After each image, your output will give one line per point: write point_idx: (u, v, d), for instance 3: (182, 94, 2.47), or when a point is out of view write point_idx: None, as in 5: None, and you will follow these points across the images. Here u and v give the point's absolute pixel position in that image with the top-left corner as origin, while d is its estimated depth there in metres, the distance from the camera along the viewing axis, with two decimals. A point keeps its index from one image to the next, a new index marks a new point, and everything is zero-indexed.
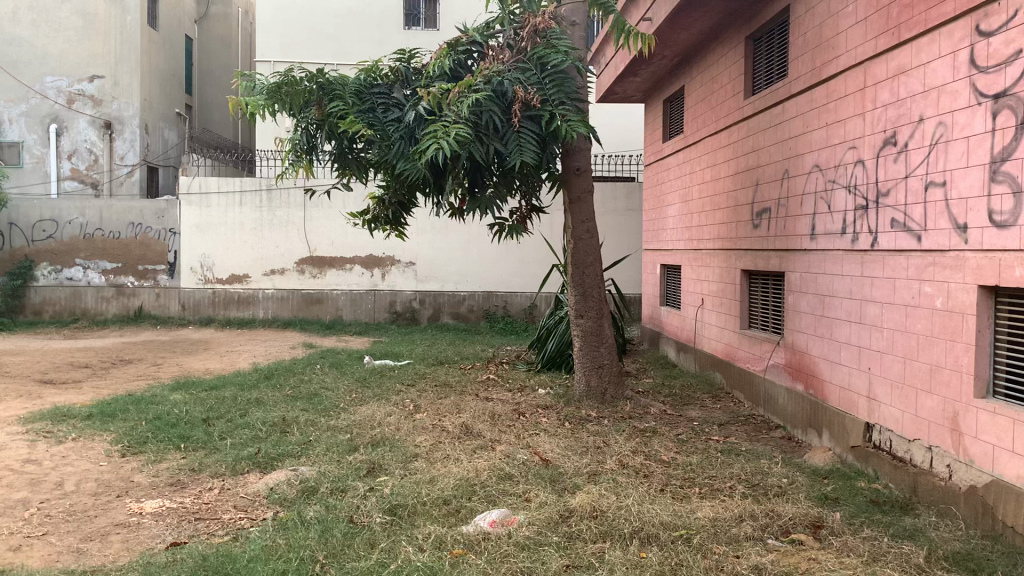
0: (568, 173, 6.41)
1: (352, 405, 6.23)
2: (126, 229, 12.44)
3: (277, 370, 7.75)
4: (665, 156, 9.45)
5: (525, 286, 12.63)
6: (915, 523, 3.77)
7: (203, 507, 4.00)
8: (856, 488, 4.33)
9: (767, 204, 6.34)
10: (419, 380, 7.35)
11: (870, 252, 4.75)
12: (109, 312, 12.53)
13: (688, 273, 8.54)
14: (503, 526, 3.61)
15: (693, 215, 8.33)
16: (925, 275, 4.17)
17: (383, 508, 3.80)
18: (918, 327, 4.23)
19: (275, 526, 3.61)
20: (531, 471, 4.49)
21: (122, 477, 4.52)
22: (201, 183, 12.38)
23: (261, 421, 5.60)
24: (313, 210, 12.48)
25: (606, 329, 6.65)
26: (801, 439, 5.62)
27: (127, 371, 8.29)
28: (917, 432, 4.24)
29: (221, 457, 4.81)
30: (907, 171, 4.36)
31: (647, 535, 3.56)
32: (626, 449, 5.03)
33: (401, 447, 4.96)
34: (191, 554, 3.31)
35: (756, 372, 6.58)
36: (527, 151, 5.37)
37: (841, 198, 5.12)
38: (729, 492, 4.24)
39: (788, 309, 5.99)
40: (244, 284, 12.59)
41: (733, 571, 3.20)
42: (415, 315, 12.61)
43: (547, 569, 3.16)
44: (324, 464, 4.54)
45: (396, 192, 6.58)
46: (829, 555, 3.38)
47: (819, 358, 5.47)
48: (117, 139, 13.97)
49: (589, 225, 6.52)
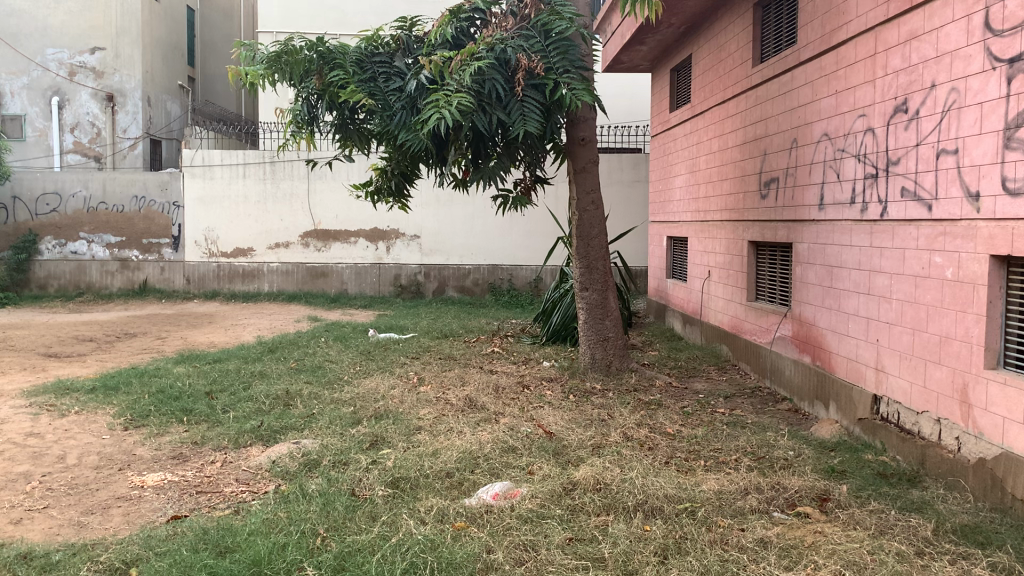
0: (572, 143, 6.33)
1: (356, 377, 6.21)
2: (129, 202, 12.37)
3: (281, 343, 7.73)
4: (671, 126, 9.34)
5: (530, 259, 12.58)
6: (923, 495, 3.72)
7: (204, 480, 3.99)
8: (863, 461, 4.29)
9: (775, 174, 6.25)
10: (423, 353, 7.32)
11: (880, 222, 4.67)
12: (114, 285, 12.54)
13: (694, 245, 8.46)
14: (506, 499, 3.58)
15: (700, 186, 8.24)
16: (936, 245, 4.10)
17: (386, 481, 3.78)
18: (928, 297, 4.16)
19: (276, 500, 3.59)
20: (534, 443, 4.45)
21: (125, 449, 4.51)
22: (204, 155, 12.30)
23: (264, 394, 5.58)
24: (316, 182, 12.41)
25: (611, 301, 6.59)
26: (808, 411, 5.57)
27: (131, 345, 8.27)
28: (926, 404, 4.19)
29: (224, 430, 4.79)
30: (918, 139, 4.27)
31: (652, 508, 3.53)
32: (631, 422, 4.99)
33: (404, 420, 4.93)
34: (192, 527, 3.29)
35: (763, 344, 6.52)
36: (531, 121, 5.29)
37: (850, 167, 5.03)
38: (734, 465, 4.20)
39: (796, 281, 5.92)
40: (249, 257, 12.56)
41: (738, 544, 3.17)
42: (420, 289, 12.57)
43: (549, 542, 3.12)
44: (327, 437, 4.51)
45: (398, 163, 6.50)
46: (835, 529, 3.33)
47: (826, 329, 5.40)
48: (119, 112, 13.85)
49: (594, 196, 6.44)
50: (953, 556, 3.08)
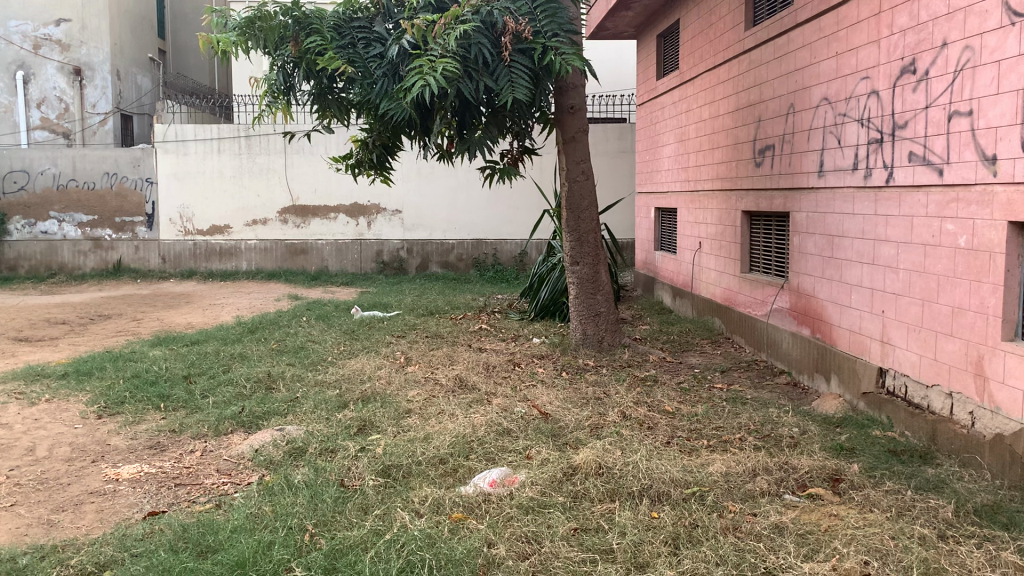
0: (561, 112, 6.10)
1: (340, 358, 5.99)
2: (101, 179, 11.98)
3: (262, 323, 7.48)
4: (659, 95, 9.11)
5: (515, 233, 12.35)
6: (938, 473, 3.57)
7: (184, 472, 3.77)
8: (872, 437, 4.13)
9: (770, 141, 6.05)
10: (409, 331, 7.10)
11: (885, 189, 4.49)
12: (87, 266, 12.21)
13: (684, 216, 8.27)
14: (505, 487, 3.39)
15: (689, 155, 8.03)
16: (947, 213, 3.92)
17: (376, 469, 3.58)
18: (939, 267, 3.99)
19: (260, 492, 3.38)
20: (530, 425, 4.26)
21: (99, 440, 4.27)
22: (176, 130, 11.95)
23: (245, 377, 5.35)
24: (294, 156, 12.08)
25: (602, 275, 6.40)
26: (807, 385, 5.43)
27: (106, 327, 7.99)
28: (936, 377, 4.03)
29: (203, 417, 4.56)
30: (927, 101, 4.07)
31: (658, 493, 3.35)
32: (628, 401, 4.81)
33: (393, 403, 4.72)
34: (170, 524, 3.07)
35: (758, 317, 6.36)
36: (520, 88, 5.04)
37: (853, 132, 4.83)
38: (739, 445, 4.03)
39: (793, 251, 5.75)
40: (226, 235, 12.27)
41: (752, 530, 2.99)
42: (403, 265, 12.33)
43: (554, 533, 2.94)
44: (312, 424, 4.29)
45: (380, 134, 6.23)
46: (851, 512, 3.18)
47: (827, 301, 5.24)
48: (88, 87, 13.41)
49: (583, 166, 6.21)
50: (978, 539, 2.92)
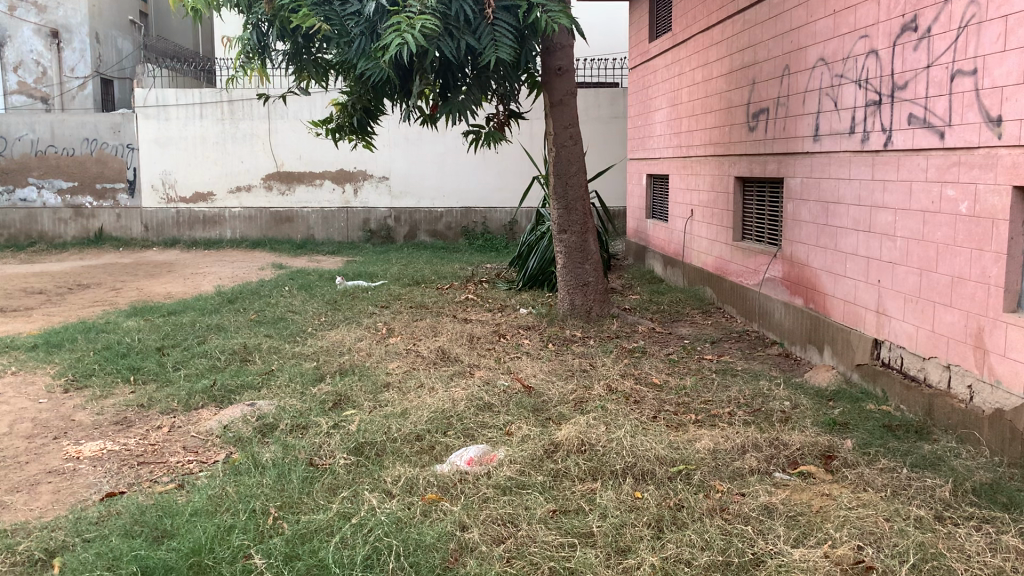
0: (548, 74, 5.89)
1: (320, 329, 5.82)
2: (80, 145, 11.72)
3: (242, 293, 7.30)
4: (651, 57, 8.86)
5: (504, 201, 12.12)
6: (934, 450, 3.43)
7: (149, 449, 3.60)
8: (866, 411, 3.99)
9: (765, 104, 5.84)
10: (393, 301, 6.92)
11: (882, 154, 4.31)
12: (68, 234, 11.97)
13: (676, 182, 8.07)
14: (483, 465, 3.23)
15: (682, 120, 7.81)
16: (948, 177, 3.74)
17: (349, 447, 3.42)
18: (938, 234, 3.82)
19: (225, 471, 3.22)
20: (512, 399, 4.10)
21: (63, 415, 4.10)
22: (158, 95, 11.61)
23: (220, 349, 5.18)
24: (278, 121, 11.80)
25: (591, 243, 6.21)
26: (800, 356, 5.28)
27: (84, 297, 7.80)
28: (933, 349, 3.88)
29: (173, 391, 4.39)
30: (929, 60, 3.88)
31: (642, 471, 3.20)
32: (614, 373, 4.65)
33: (371, 376, 4.56)
34: (128, 506, 2.91)
35: (750, 286, 6.19)
36: (504, 47, 4.82)
37: (849, 94, 4.64)
38: (728, 419, 3.88)
39: (786, 219, 5.57)
40: (209, 202, 12.05)
41: (739, 512, 2.84)
42: (391, 234, 12.12)
43: (531, 515, 2.79)
44: (285, 398, 4.12)
45: (361, 96, 6.00)
46: (844, 491, 3.04)
47: (820, 269, 5.07)
48: (66, 50, 12.70)
49: (571, 131, 6.01)
50: (977, 521, 2.77)
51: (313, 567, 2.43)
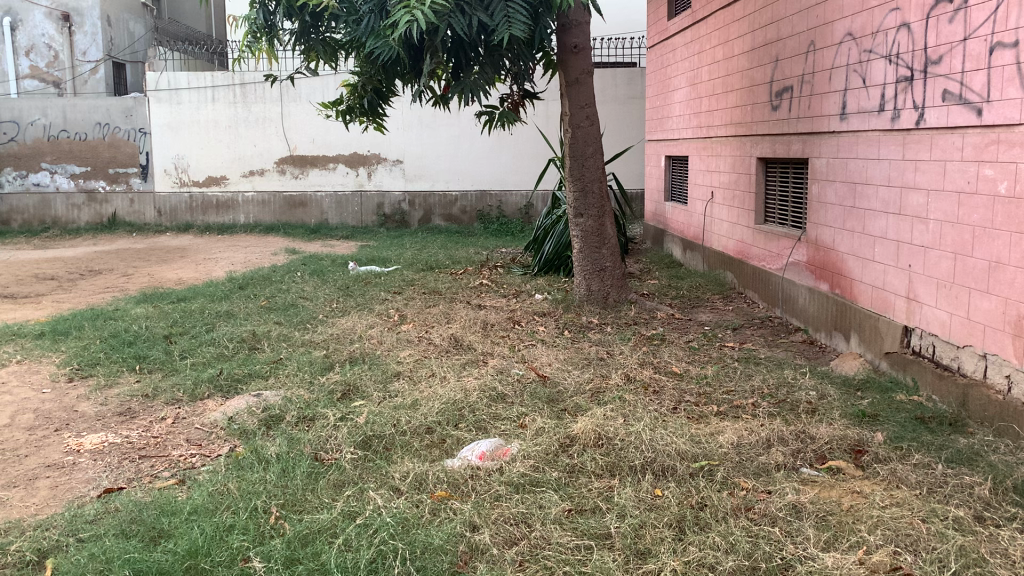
0: (564, 52, 5.71)
1: (331, 316, 5.69)
2: (92, 129, 11.66)
3: (253, 279, 7.18)
4: (670, 36, 8.63)
5: (520, 184, 11.94)
6: (970, 444, 3.26)
7: (151, 442, 3.49)
8: (896, 402, 3.82)
9: (789, 82, 5.63)
10: (406, 287, 6.79)
11: (913, 132, 4.11)
12: (81, 219, 11.93)
13: (696, 164, 7.87)
14: (495, 461, 3.09)
15: (702, 99, 7.61)
16: (986, 156, 3.55)
17: (356, 441, 3.28)
18: (975, 217, 3.63)
19: (227, 466, 3.09)
20: (526, 390, 3.95)
21: (67, 406, 4.00)
22: (169, 78, 11.58)
23: (228, 336, 5.07)
24: (290, 104, 11.68)
25: (608, 227, 6.04)
26: (824, 343, 5.10)
27: (95, 283, 7.72)
28: (968, 337, 3.70)
29: (179, 380, 4.28)
30: (966, 32, 3.67)
31: (662, 467, 3.05)
32: (632, 362, 4.48)
33: (381, 365, 4.42)
34: (126, 503, 2.79)
35: (773, 271, 6.00)
36: (517, 24, 4.64)
37: (879, 70, 4.43)
38: (752, 411, 3.71)
39: (811, 201, 5.37)
40: (222, 186, 11.97)
41: (765, 512, 2.69)
42: (405, 218, 11.99)
43: (546, 515, 2.65)
44: (293, 388, 4.00)
45: (371, 77, 5.84)
46: (876, 489, 2.88)
47: (847, 254, 4.88)
48: (77, 33, 12.41)
49: (588, 111, 5.83)
50: (1021, 523, 2.60)
51: (314, 572, 2.30)
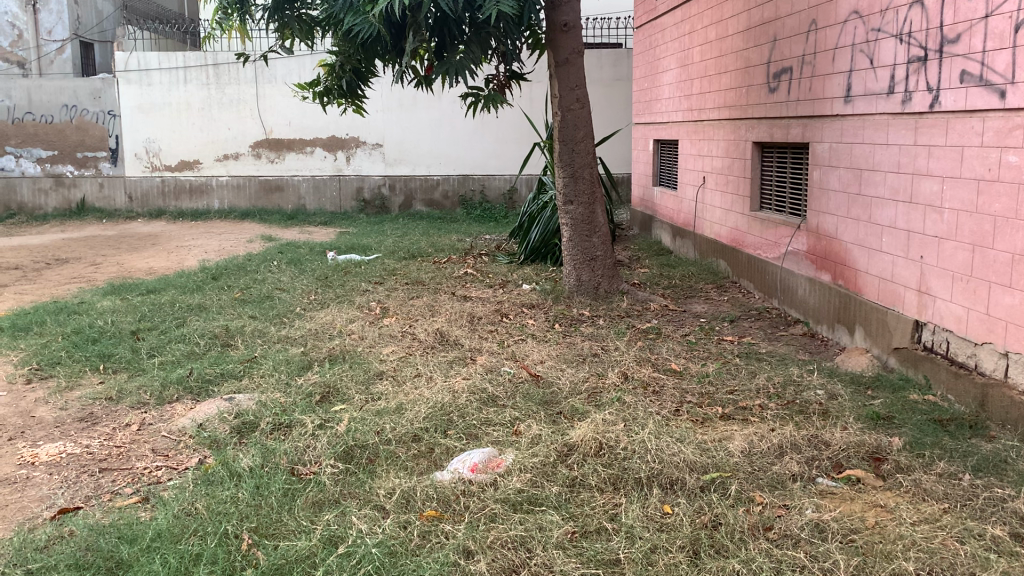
0: (553, 30, 5.43)
1: (309, 309, 5.41)
2: (58, 112, 11.23)
3: (227, 269, 6.84)
4: (659, 15, 8.36)
5: (503, 168, 11.66)
6: (995, 450, 3.05)
7: (113, 453, 3.20)
8: (911, 403, 3.60)
9: (788, 63, 5.39)
10: (388, 277, 6.50)
11: (927, 116, 3.88)
12: (49, 205, 11.54)
13: (687, 147, 7.63)
14: (488, 473, 2.84)
15: (693, 82, 7.36)
16: (1009, 142, 3.32)
17: (337, 452, 3.02)
18: (996, 207, 3.42)
19: (196, 482, 2.82)
20: (518, 391, 3.71)
21: (22, 411, 3.70)
22: (139, 58, 11.19)
23: (199, 333, 4.76)
24: (266, 85, 11.30)
25: (599, 215, 5.78)
26: (826, 337, 4.90)
27: (62, 273, 7.36)
28: (987, 334, 3.49)
29: (144, 382, 3.99)
30: (988, 9, 3.44)
31: (669, 479, 2.81)
32: (630, 359, 4.24)
33: (363, 363, 4.15)
34: (82, 527, 2.52)
35: (770, 259, 5.78)
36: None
37: (888, 49, 4.19)
38: (760, 414, 3.49)
39: (813, 187, 5.14)
40: (196, 171, 11.60)
41: (785, 532, 2.46)
42: (385, 203, 11.67)
43: (547, 539, 2.40)
44: (267, 391, 3.73)
45: (350, 56, 5.53)
46: (901, 503, 2.66)
47: (852, 244, 4.66)
48: (42, 11, 11.70)
49: (578, 93, 5.56)
50: None
51: None
